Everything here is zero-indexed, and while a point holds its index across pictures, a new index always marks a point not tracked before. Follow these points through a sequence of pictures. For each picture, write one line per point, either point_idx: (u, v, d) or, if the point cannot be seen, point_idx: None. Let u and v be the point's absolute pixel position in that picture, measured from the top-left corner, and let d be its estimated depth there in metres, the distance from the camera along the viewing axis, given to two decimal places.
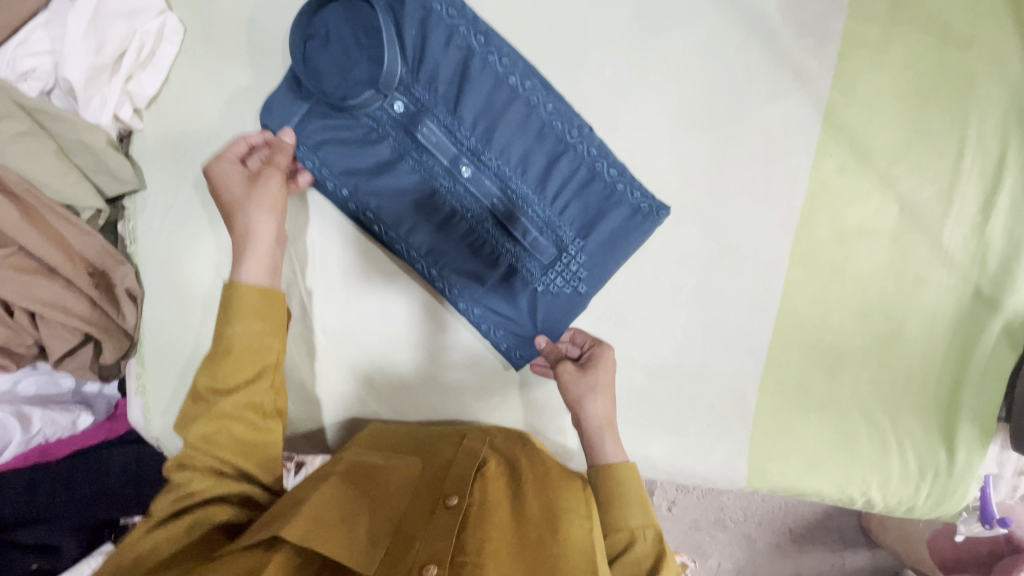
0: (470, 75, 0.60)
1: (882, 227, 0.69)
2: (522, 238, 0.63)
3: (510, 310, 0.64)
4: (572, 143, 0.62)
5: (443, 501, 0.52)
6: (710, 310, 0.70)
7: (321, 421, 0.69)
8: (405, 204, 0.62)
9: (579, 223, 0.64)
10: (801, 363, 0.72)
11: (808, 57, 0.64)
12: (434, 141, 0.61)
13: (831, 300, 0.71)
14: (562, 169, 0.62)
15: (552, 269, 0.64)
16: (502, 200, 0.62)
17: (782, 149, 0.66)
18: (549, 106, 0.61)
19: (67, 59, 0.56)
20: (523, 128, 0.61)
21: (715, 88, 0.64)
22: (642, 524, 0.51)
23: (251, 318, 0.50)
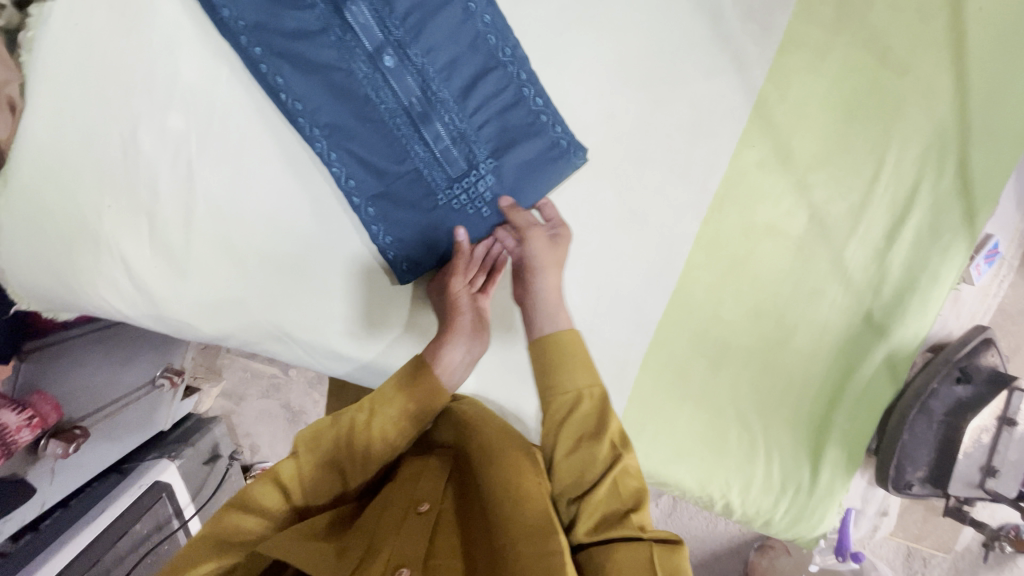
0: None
1: (788, 230, 0.70)
2: (434, 146, 0.62)
3: (406, 214, 0.64)
4: (503, 62, 0.61)
5: (413, 506, 0.57)
6: (607, 275, 0.70)
7: (187, 295, 0.65)
8: (319, 83, 0.60)
9: (493, 143, 0.63)
10: (685, 349, 0.73)
11: (749, 43, 0.65)
12: (361, 22, 0.59)
13: (726, 293, 0.71)
14: (486, 86, 0.62)
15: (458, 184, 0.64)
16: (420, 102, 0.61)
17: (706, 128, 0.67)
18: (486, 18, 0.60)
19: None
20: (455, 36, 0.60)
21: (654, 52, 0.64)
22: (587, 385, 0.59)
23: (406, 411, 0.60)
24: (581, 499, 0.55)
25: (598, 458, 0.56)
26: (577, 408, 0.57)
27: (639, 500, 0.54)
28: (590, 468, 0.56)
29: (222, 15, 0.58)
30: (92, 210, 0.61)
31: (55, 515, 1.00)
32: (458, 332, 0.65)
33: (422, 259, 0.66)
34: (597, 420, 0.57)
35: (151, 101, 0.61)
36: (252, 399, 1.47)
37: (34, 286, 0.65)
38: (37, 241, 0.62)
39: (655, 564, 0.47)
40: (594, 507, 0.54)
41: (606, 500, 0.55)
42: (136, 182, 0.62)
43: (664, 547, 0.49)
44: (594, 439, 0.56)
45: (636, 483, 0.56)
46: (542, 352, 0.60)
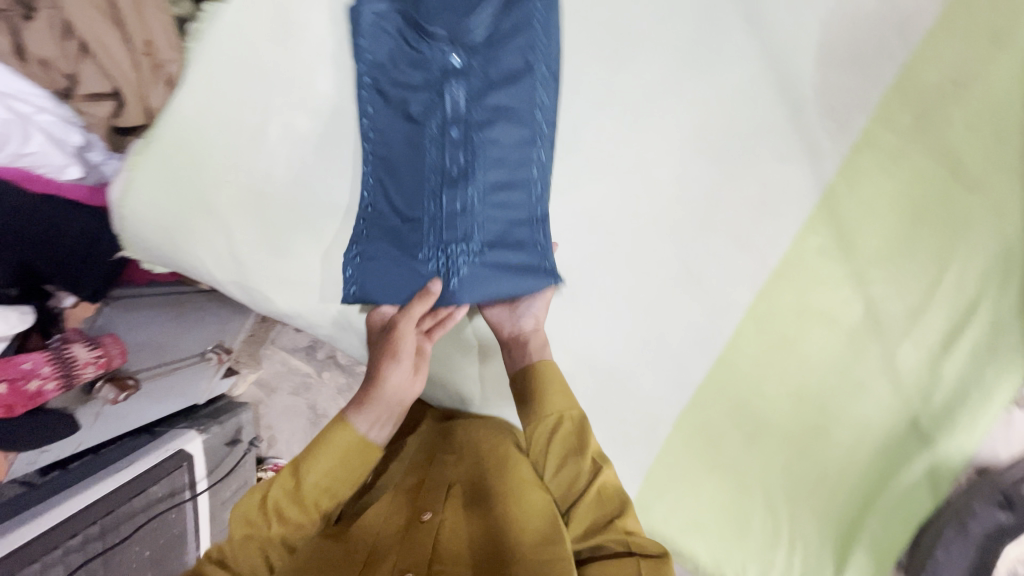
0: (519, 81, 0.65)
1: (842, 320, 0.71)
2: (437, 219, 0.66)
3: (392, 247, 0.68)
4: (535, 184, 0.66)
5: (419, 514, 0.64)
6: (656, 330, 0.71)
7: (274, 271, 0.72)
8: (396, 128, 0.68)
9: (489, 240, 0.66)
10: (722, 419, 0.72)
11: (825, 137, 0.69)
12: (452, 100, 0.65)
13: (772, 370, 0.72)
14: (509, 191, 0.66)
15: (441, 248, 0.66)
16: (448, 181, 0.66)
17: (773, 207, 0.70)
18: (544, 151, 0.66)
19: None
20: (514, 145, 0.65)
21: (735, 130, 0.69)
22: (563, 410, 0.65)
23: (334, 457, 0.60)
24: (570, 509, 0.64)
25: (581, 476, 0.64)
26: (558, 431, 0.65)
27: (623, 506, 0.61)
28: (574, 482, 0.65)
29: (359, 45, 0.67)
30: (213, 180, 0.70)
31: (86, 458, 1.09)
32: (393, 379, 0.62)
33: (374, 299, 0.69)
34: (579, 436, 0.65)
35: (284, 99, 0.70)
36: (283, 393, 1.55)
37: (142, 237, 0.72)
38: (165, 196, 0.70)
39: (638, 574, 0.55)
40: (582, 518, 0.63)
41: (592, 509, 0.63)
42: (255, 164, 0.70)
43: (649, 559, 0.56)
44: (577, 459, 0.64)
45: (621, 493, 0.63)
46: (522, 382, 0.67)
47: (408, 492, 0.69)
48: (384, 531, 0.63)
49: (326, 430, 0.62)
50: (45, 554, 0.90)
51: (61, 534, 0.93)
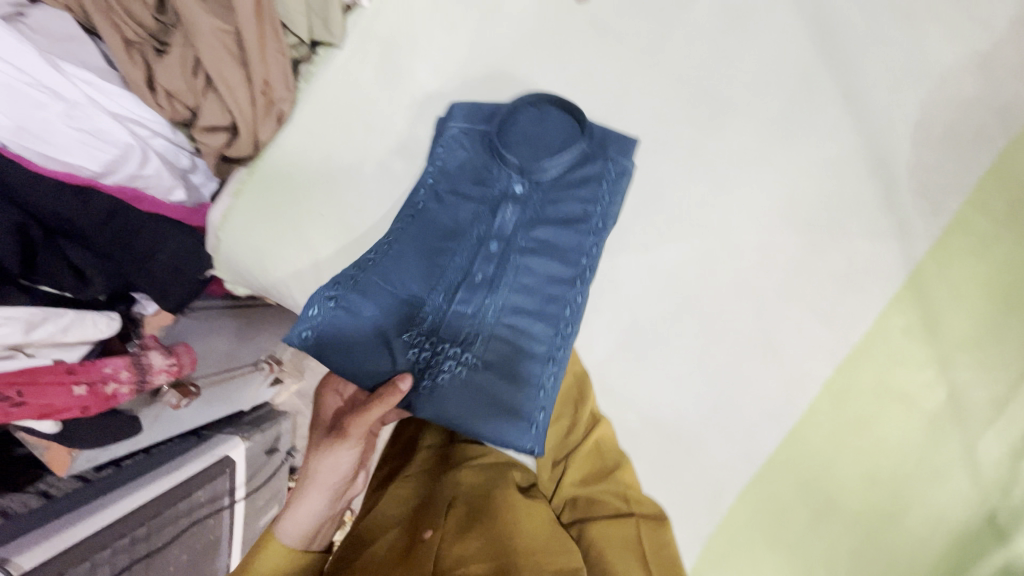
0: (572, 225, 0.70)
1: (923, 405, 0.70)
2: (439, 320, 0.67)
3: (377, 320, 0.64)
4: (553, 326, 0.68)
5: (421, 534, 0.65)
6: (729, 394, 0.71)
7: None
8: (439, 223, 0.69)
9: (484, 353, 0.67)
10: (790, 493, 0.71)
11: (917, 217, 0.68)
12: (501, 225, 0.70)
13: (846, 449, 0.70)
14: (521, 318, 0.68)
15: (434, 347, 0.67)
16: (465, 292, 0.68)
17: (858, 282, 0.69)
18: (575, 298, 0.68)
19: None
20: (550, 282, 0.69)
21: (825, 203, 0.69)
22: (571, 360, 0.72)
23: (277, 567, 0.60)
24: (568, 456, 0.73)
25: (580, 425, 0.72)
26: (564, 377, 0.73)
27: (619, 458, 0.71)
28: (573, 431, 0.73)
29: (439, 146, 0.70)
30: (308, 210, 0.72)
31: (137, 458, 1.12)
32: (329, 477, 0.65)
33: (326, 355, 0.63)
34: (579, 388, 0.72)
35: (383, 141, 0.73)
36: None
37: (233, 260, 0.74)
38: (262, 223, 0.72)
39: (638, 533, 0.67)
40: (580, 466, 0.73)
41: (590, 458, 0.72)
42: (349, 199, 0.73)
43: (644, 520, 0.68)
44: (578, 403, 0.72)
45: (614, 443, 0.72)
46: None
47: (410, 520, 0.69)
48: (385, 554, 0.63)
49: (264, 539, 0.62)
50: (95, 552, 0.90)
51: (112, 534, 0.94)
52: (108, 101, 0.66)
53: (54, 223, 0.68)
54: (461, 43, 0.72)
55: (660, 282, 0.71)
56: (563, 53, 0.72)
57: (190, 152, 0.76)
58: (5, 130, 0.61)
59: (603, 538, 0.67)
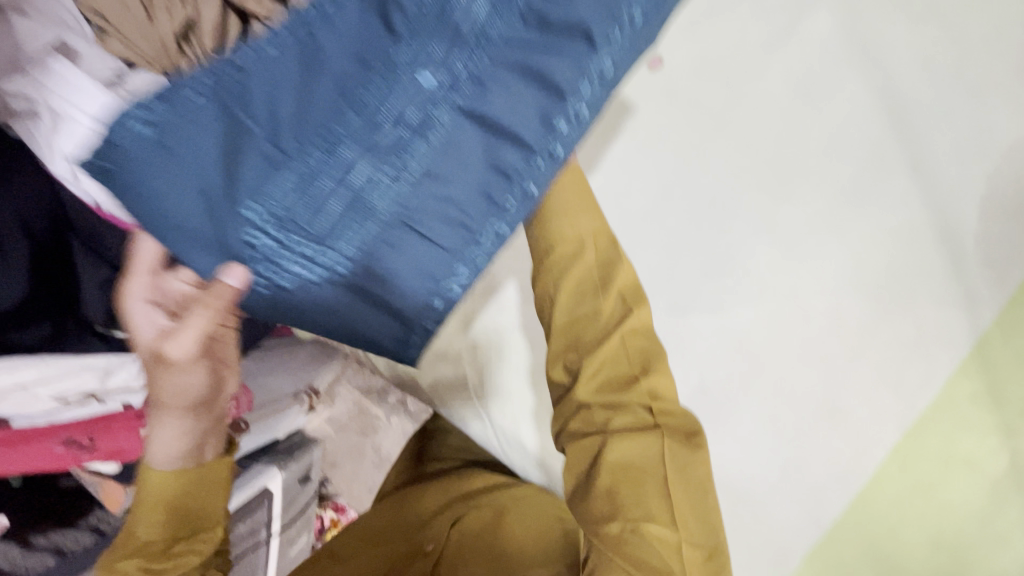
0: (557, 54, 0.42)
1: (988, 468, 0.69)
2: (302, 176, 0.41)
3: (201, 171, 0.39)
4: (469, 242, 0.44)
5: (422, 550, 0.77)
6: (796, 456, 0.72)
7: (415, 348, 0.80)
8: (347, 27, 0.40)
9: (360, 252, 0.44)
10: (855, 556, 0.72)
11: (984, 286, 0.69)
12: (439, 54, 0.42)
13: (911, 514, 0.71)
14: (421, 205, 0.43)
15: (280, 232, 0.42)
16: (347, 131, 0.41)
17: (925, 349, 0.70)
18: (519, 201, 0.44)
19: None
20: (489, 156, 0.43)
21: (893, 270, 0.70)
22: (588, 232, 0.54)
23: (171, 476, 0.51)
24: (588, 355, 0.54)
25: (603, 315, 0.54)
26: (579, 258, 0.54)
27: (645, 360, 0.55)
28: (590, 328, 0.55)
29: None
30: None
31: None
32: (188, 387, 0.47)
33: (113, 188, 0.40)
34: (602, 273, 0.54)
35: None
36: None
37: None
38: None
39: (663, 456, 0.54)
40: (600, 367, 0.54)
41: (613, 361, 0.55)
42: None
43: (672, 441, 0.55)
44: (599, 295, 0.54)
45: (644, 338, 0.56)
46: None
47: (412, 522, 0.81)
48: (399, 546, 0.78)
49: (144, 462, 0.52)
50: None
51: None
52: None
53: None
54: None
55: (729, 341, 0.73)
56: (633, 119, 0.75)
57: None
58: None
59: (631, 463, 0.54)
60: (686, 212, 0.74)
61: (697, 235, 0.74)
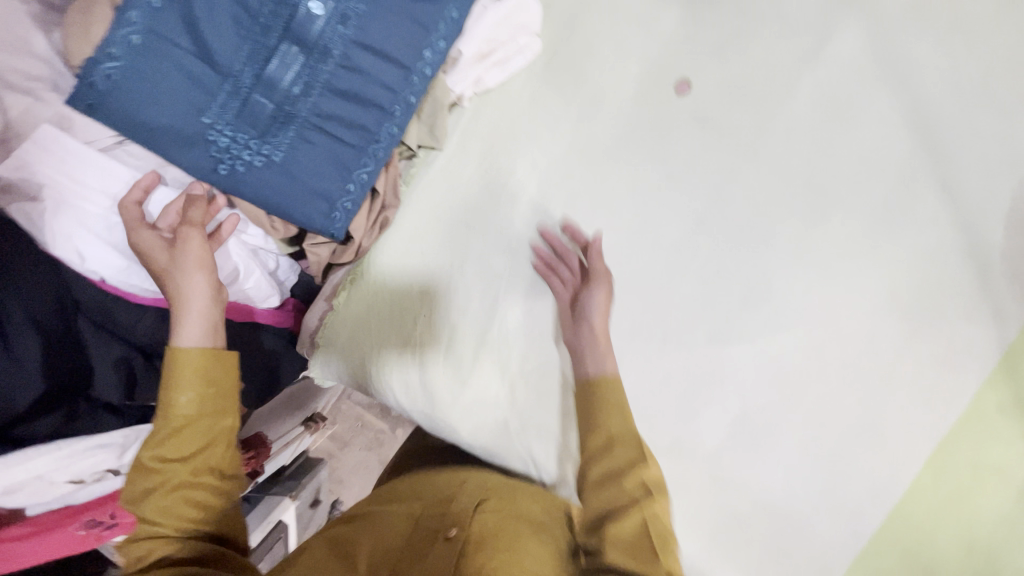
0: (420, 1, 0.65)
1: (1016, 475, 0.71)
2: (244, 98, 0.61)
3: (159, 75, 0.58)
4: (379, 135, 0.67)
5: (443, 533, 0.63)
6: (837, 476, 0.73)
7: (452, 398, 0.74)
8: None
9: (288, 147, 0.63)
10: (895, 567, 0.74)
11: (1010, 300, 0.70)
12: None
13: (945, 524, 0.72)
14: (333, 117, 0.64)
15: (181, 119, 0.60)
16: (280, 60, 0.61)
17: (956, 364, 0.71)
18: (410, 102, 0.67)
19: (468, 37, 0.71)
20: (381, 80, 0.65)
21: (925, 289, 0.71)
22: (617, 430, 0.63)
23: (195, 382, 0.58)
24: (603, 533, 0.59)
25: (626, 485, 0.60)
26: (609, 450, 0.62)
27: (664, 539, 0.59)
28: (617, 510, 0.60)
29: None
30: (417, 307, 0.75)
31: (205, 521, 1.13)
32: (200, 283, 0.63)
33: (125, 100, 0.58)
34: (634, 453, 0.62)
35: (484, 241, 0.74)
36: (356, 448, 1.51)
37: (334, 362, 0.79)
38: (360, 328, 0.77)
39: None
40: (617, 533, 0.59)
41: (634, 529, 0.59)
42: (454, 299, 0.74)
43: None
44: (621, 476, 0.60)
45: (664, 521, 0.60)
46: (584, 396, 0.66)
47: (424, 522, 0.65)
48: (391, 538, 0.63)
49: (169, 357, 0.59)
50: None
51: None
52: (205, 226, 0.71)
53: (154, 349, 0.73)
54: (561, 139, 0.74)
55: (769, 369, 0.72)
56: (664, 149, 0.73)
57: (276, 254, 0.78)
58: (117, 270, 0.68)
59: None
60: (721, 241, 0.72)
61: (733, 264, 0.72)
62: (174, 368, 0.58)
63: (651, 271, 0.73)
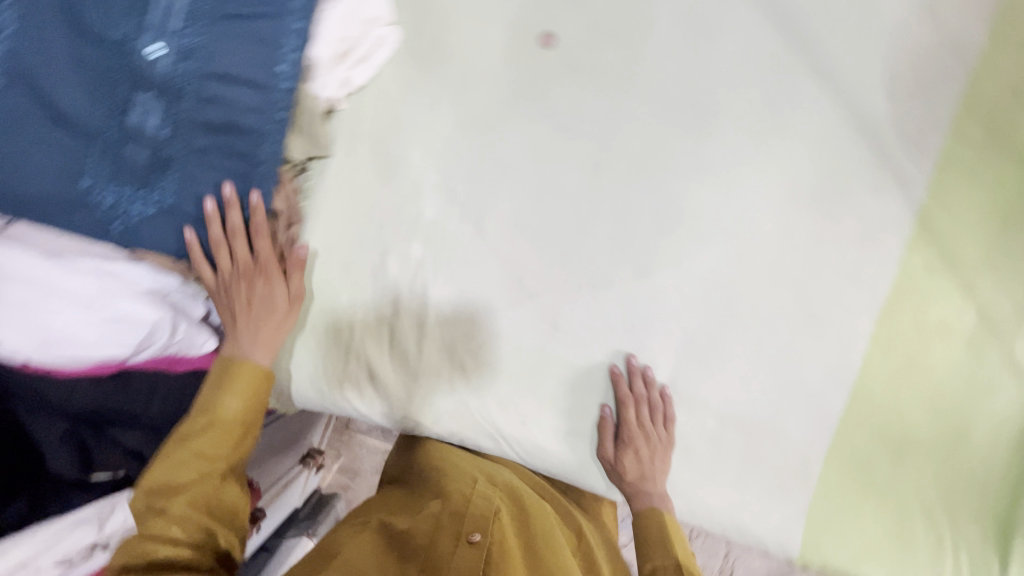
0: (260, 19, 0.64)
1: (958, 328, 0.74)
2: (116, 153, 0.63)
3: (31, 156, 0.61)
4: (260, 157, 0.67)
5: (466, 535, 0.73)
6: (790, 372, 0.74)
7: (407, 393, 0.76)
8: (95, 41, 0.61)
9: (174, 190, 0.66)
10: (868, 444, 0.75)
11: (909, 163, 0.72)
12: (154, 24, 0.62)
13: (904, 391, 0.75)
14: (208, 152, 0.66)
15: (66, 189, 0.63)
16: (139, 109, 0.63)
17: (874, 238, 0.73)
18: (278, 119, 0.66)
19: (318, 40, 0.68)
20: (242, 103, 0.65)
21: (825, 174, 0.73)
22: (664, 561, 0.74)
23: (245, 399, 0.72)
24: None
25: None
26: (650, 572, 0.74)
27: None
28: None
29: None
30: (349, 321, 0.76)
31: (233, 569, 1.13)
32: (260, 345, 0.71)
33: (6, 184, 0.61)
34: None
35: (397, 235, 0.74)
36: (367, 474, 1.51)
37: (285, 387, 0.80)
38: (303, 348, 0.78)
39: None
40: None
41: None
42: (384, 299, 0.75)
43: None
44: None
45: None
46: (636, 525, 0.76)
47: (448, 519, 0.76)
48: (428, 531, 0.74)
49: (240, 366, 0.71)
50: None
51: None
52: (133, 283, 0.66)
53: (101, 417, 0.72)
54: (443, 117, 0.73)
55: (700, 288, 0.74)
56: (545, 102, 0.73)
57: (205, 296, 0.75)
58: (35, 349, 0.61)
59: None
60: (622, 177, 0.74)
61: (639, 197, 0.74)
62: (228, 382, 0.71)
63: (565, 224, 0.74)
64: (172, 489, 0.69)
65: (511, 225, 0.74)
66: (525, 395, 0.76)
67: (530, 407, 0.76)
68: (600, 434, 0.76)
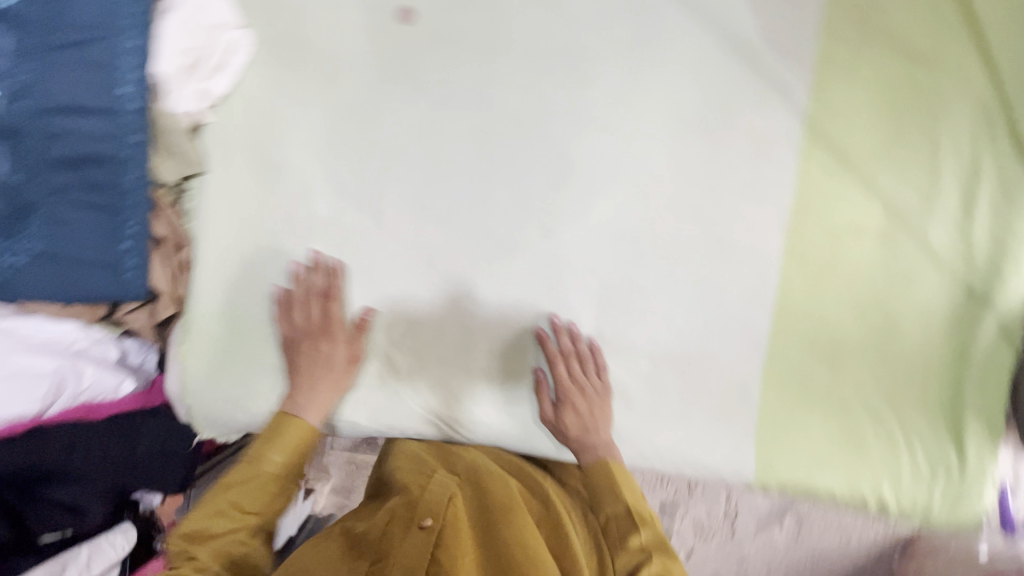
0: (92, 51, 0.65)
1: (869, 225, 0.74)
2: None
3: None
4: (125, 184, 0.67)
5: (418, 520, 0.73)
6: (710, 300, 0.74)
7: (339, 394, 0.75)
8: None
9: (43, 235, 0.65)
10: (802, 357, 0.75)
11: (786, 71, 0.72)
12: None
13: (828, 297, 0.74)
14: (71, 189, 0.66)
15: None
16: None
17: (767, 152, 0.73)
18: (134, 144, 0.67)
19: (161, 57, 0.69)
20: (94, 135, 0.65)
21: (706, 97, 0.72)
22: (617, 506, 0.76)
23: (289, 455, 0.73)
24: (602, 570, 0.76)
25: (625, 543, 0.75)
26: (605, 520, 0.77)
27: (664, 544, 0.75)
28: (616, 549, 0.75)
29: None
30: (263, 334, 0.74)
31: None
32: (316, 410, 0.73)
33: None
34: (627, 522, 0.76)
35: (295, 239, 0.74)
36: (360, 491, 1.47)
37: (209, 420, 0.75)
38: (218, 372, 0.74)
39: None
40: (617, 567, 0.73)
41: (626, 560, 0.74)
42: (291, 306, 0.73)
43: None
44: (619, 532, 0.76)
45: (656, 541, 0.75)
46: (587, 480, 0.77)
47: (401, 507, 0.76)
48: (378, 525, 0.74)
49: (286, 421, 0.73)
50: None
51: None
52: (29, 338, 0.72)
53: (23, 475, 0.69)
54: (317, 113, 0.73)
55: (605, 234, 0.74)
56: (416, 79, 0.72)
57: (116, 339, 0.79)
58: None
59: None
60: (507, 139, 0.73)
61: (528, 155, 0.73)
62: (277, 438, 0.73)
63: (460, 196, 0.74)
64: (204, 534, 0.72)
65: (407, 208, 0.74)
66: (456, 374, 0.75)
67: (463, 385, 0.76)
68: (538, 397, 0.76)
